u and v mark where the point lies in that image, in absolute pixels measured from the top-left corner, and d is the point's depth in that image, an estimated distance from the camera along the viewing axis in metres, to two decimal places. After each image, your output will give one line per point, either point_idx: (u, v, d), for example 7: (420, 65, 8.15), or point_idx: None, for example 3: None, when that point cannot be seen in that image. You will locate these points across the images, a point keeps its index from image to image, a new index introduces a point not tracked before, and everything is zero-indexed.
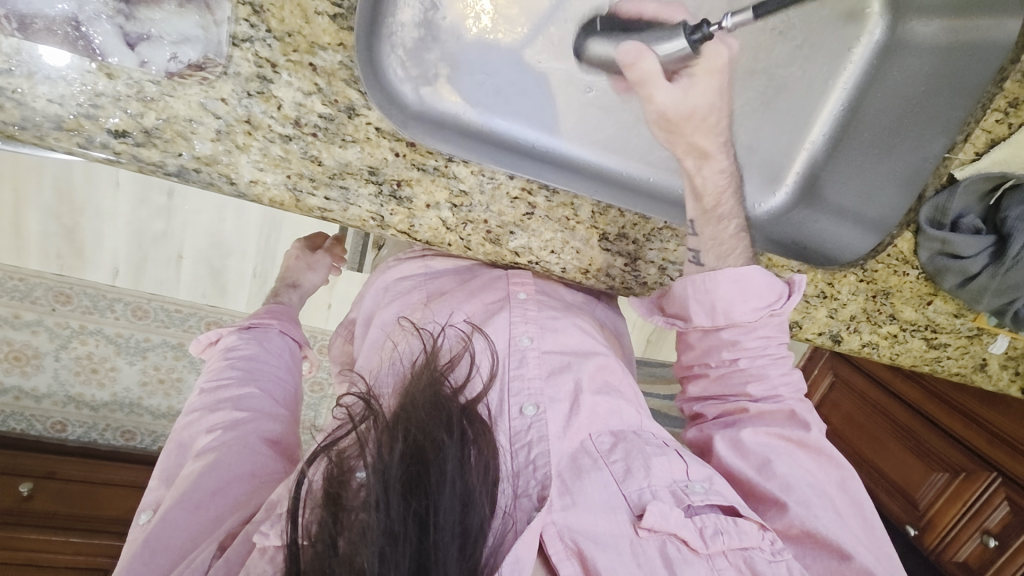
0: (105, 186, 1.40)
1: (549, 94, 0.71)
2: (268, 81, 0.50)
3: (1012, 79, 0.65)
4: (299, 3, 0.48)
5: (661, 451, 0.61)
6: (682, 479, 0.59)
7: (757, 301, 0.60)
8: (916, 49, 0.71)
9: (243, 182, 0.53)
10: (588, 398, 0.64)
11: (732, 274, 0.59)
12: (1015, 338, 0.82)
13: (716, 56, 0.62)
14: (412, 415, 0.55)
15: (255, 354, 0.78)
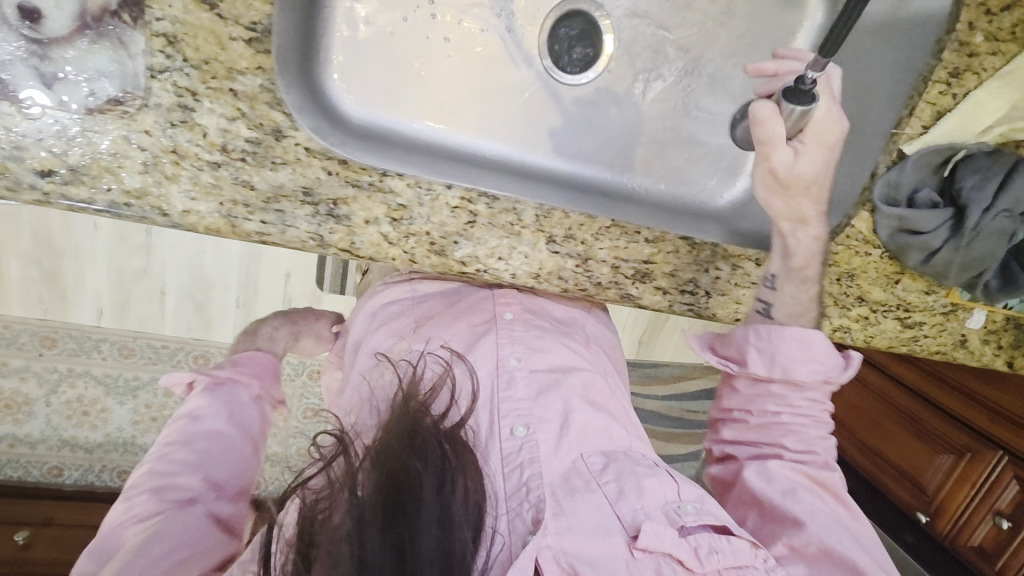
0: (82, 231, 1.43)
1: (489, 103, 0.74)
2: (190, 110, 0.50)
3: (949, 50, 0.64)
4: (212, 31, 0.48)
5: (652, 472, 0.59)
6: (674, 500, 0.57)
7: (815, 366, 0.63)
8: (859, 33, 0.69)
9: (176, 213, 0.53)
10: (578, 418, 0.62)
11: (799, 333, 0.63)
12: (992, 311, 0.81)
13: (831, 130, 0.58)
14: (383, 444, 0.53)
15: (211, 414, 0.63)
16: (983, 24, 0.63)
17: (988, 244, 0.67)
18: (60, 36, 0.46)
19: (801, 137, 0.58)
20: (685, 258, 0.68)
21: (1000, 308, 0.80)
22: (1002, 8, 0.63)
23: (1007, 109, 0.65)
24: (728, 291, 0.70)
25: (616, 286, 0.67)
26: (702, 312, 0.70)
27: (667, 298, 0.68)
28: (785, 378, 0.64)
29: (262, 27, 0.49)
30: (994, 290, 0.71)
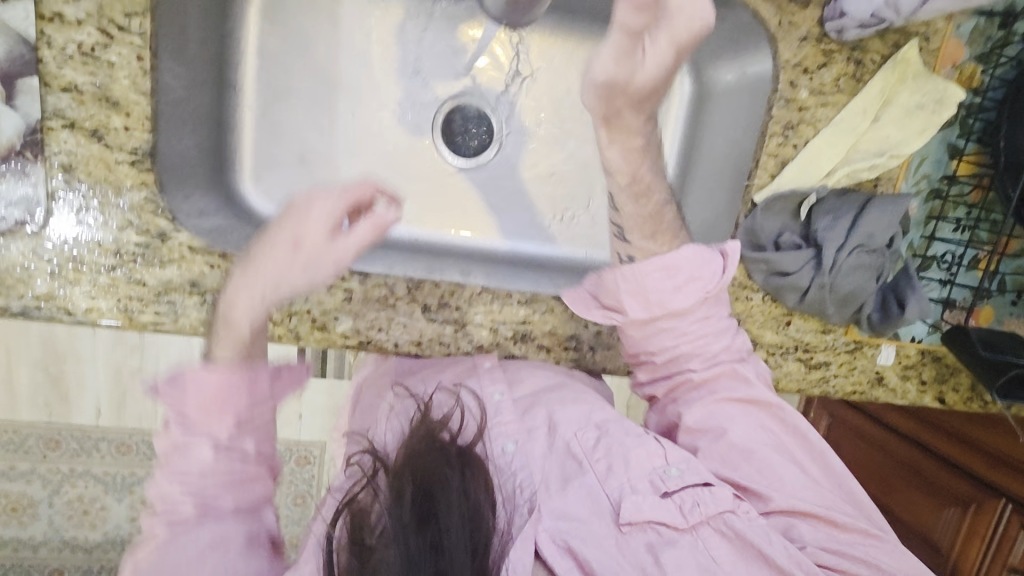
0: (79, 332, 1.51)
1: (395, 187, 0.86)
2: (86, 223, 0.59)
3: (778, 106, 0.69)
4: (101, 158, 0.59)
5: (639, 440, 0.65)
6: (660, 464, 0.64)
7: (690, 288, 0.64)
8: (718, 98, 0.76)
9: (80, 311, 0.61)
10: (562, 419, 0.67)
11: (660, 262, 0.64)
12: (903, 346, 0.80)
13: (690, 26, 0.50)
14: (421, 457, 0.60)
15: (251, 307, 0.56)
16: (805, 81, 0.68)
17: (865, 280, 0.69)
18: None
19: (652, 35, 0.51)
20: (561, 316, 0.71)
21: (909, 341, 0.80)
22: (819, 66, 0.68)
23: (846, 153, 0.70)
24: (613, 345, 0.73)
25: (498, 348, 0.71)
26: (590, 366, 0.73)
27: (552, 355, 0.72)
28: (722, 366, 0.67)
29: (142, 151, 0.59)
30: (877, 323, 0.72)
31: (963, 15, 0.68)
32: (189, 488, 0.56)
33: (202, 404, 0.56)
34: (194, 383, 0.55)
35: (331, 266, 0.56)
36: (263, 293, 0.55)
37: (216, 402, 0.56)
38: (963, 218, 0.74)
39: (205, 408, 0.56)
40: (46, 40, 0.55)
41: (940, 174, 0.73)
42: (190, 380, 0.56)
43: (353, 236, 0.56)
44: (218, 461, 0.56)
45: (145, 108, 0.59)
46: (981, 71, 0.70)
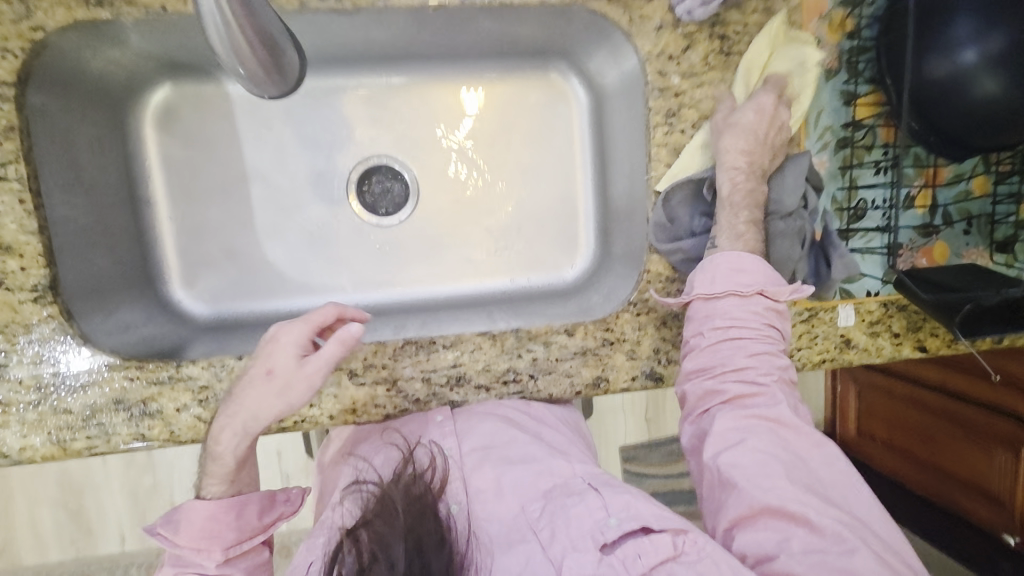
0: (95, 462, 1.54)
1: (323, 254, 0.86)
2: (3, 367, 0.61)
3: (654, 97, 0.69)
4: (5, 303, 0.61)
5: (580, 499, 0.59)
6: (601, 518, 0.56)
7: (746, 284, 0.65)
8: (613, 95, 0.79)
9: (14, 451, 0.62)
10: (510, 477, 0.65)
11: (733, 259, 0.65)
12: (861, 302, 0.76)
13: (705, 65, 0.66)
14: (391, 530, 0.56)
15: (235, 437, 0.59)
16: (673, 67, 0.68)
17: (790, 248, 0.67)
18: None
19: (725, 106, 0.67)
20: (492, 351, 0.70)
21: (866, 297, 0.75)
22: (683, 49, 0.68)
23: None
24: (553, 368, 0.71)
25: (435, 398, 0.69)
26: (536, 396, 0.71)
27: (492, 393, 0.70)
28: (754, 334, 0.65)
29: (42, 286, 0.61)
30: (813, 287, 0.69)
31: None
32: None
33: (193, 540, 0.58)
34: (189, 513, 0.59)
35: (302, 385, 0.59)
36: (246, 423, 0.59)
37: (207, 535, 0.58)
38: (880, 160, 0.71)
39: (196, 539, 0.58)
40: None
41: (843, 122, 0.71)
42: (184, 517, 0.59)
43: (315, 356, 0.59)
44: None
45: (36, 245, 0.61)
46: (851, 15, 0.68)
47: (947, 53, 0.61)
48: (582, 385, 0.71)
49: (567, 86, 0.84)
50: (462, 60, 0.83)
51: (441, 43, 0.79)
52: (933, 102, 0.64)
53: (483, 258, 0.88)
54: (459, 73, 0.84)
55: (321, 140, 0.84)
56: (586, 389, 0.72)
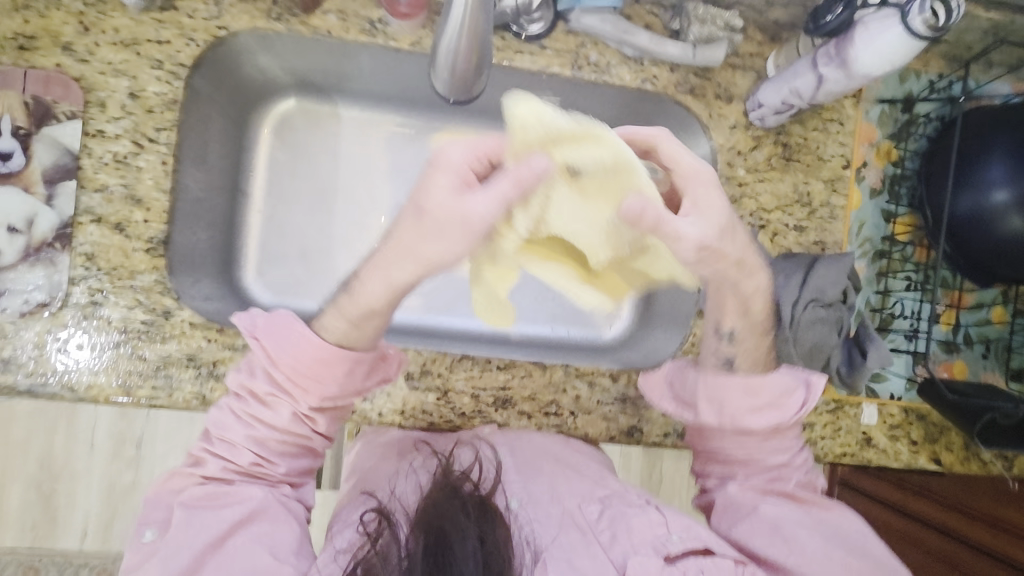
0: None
1: None
2: (99, 304, 0.66)
3: (721, 183, 0.78)
4: (120, 247, 0.67)
5: (643, 511, 0.62)
6: (662, 533, 0.59)
7: (769, 415, 0.64)
8: None
9: (82, 386, 0.65)
10: (564, 484, 0.66)
11: (743, 382, 0.64)
12: (885, 404, 0.80)
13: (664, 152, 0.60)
14: (429, 508, 0.56)
15: (383, 285, 0.56)
16: (740, 161, 0.78)
17: (827, 334, 0.73)
18: (8, 263, 0.64)
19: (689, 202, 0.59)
20: (540, 380, 0.74)
21: (889, 399, 0.80)
22: (751, 148, 0.78)
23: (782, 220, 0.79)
24: (593, 409, 0.75)
25: (480, 415, 0.73)
26: (573, 433, 0.74)
27: (533, 421, 0.74)
28: (774, 424, 0.64)
29: (157, 240, 0.68)
30: (846, 376, 0.75)
31: (869, 103, 0.79)
32: (255, 437, 0.57)
33: (292, 370, 0.57)
34: (292, 335, 0.57)
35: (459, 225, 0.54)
36: (404, 267, 0.55)
37: (309, 374, 0.57)
38: (912, 276, 0.79)
39: (295, 370, 0.57)
40: (87, 151, 0.66)
41: (881, 236, 0.80)
42: (286, 336, 0.57)
43: (485, 193, 0.54)
44: (292, 423, 0.58)
45: (164, 203, 0.68)
46: (896, 148, 0.80)
47: (978, 191, 0.70)
48: (616, 431, 0.75)
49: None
50: None
51: None
52: (962, 234, 0.73)
53: (529, 304, 0.91)
54: None
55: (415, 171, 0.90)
56: (619, 436, 0.75)
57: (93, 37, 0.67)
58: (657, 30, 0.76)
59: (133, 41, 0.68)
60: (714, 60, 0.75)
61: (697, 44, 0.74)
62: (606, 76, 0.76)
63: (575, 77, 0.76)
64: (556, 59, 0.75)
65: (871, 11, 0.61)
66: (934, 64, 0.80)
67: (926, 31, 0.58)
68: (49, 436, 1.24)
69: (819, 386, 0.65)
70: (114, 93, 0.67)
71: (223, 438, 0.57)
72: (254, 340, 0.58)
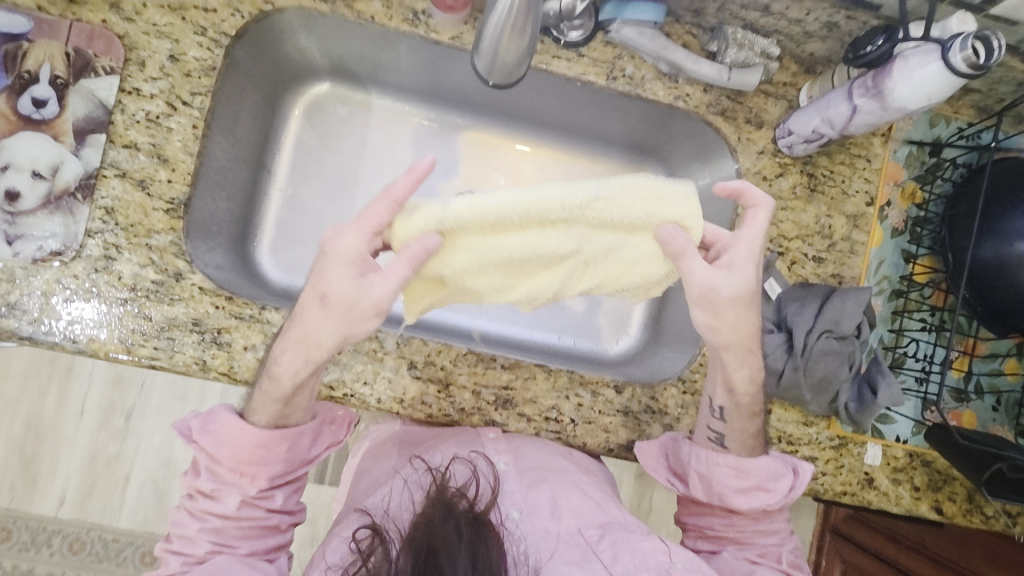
0: (8, 404, 1.24)
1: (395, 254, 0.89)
2: (112, 259, 0.65)
3: (743, 207, 0.78)
4: (140, 204, 0.67)
5: (646, 537, 0.64)
6: (665, 561, 0.61)
7: (754, 497, 0.69)
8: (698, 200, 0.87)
9: (83, 340, 0.63)
10: (561, 500, 0.67)
11: (734, 462, 0.69)
12: (889, 446, 0.78)
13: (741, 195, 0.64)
14: (423, 528, 0.55)
15: (299, 361, 0.58)
16: (765, 187, 0.78)
17: (838, 366, 0.72)
18: (28, 208, 0.64)
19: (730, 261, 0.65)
20: (544, 385, 0.73)
21: (895, 441, 0.79)
22: (776, 175, 0.78)
23: (801, 249, 0.78)
24: (594, 419, 0.73)
25: (479, 413, 0.71)
26: (571, 441, 0.73)
27: (532, 425, 0.72)
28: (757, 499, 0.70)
29: (178, 201, 0.68)
30: (855, 413, 0.73)
31: (899, 142, 0.80)
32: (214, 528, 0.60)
33: (235, 461, 0.60)
34: (227, 430, 0.60)
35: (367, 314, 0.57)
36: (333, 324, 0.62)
37: (253, 462, 0.60)
38: (927, 319, 0.79)
39: (239, 460, 0.60)
40: (121, 107, 0.67)
41: (899, 275, 0.79)
42: (221, 433, 0.60)
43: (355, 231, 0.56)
44: (242, 509, 0.61)
45: (190, 166, 0.68)
46: (921, 190, 0.80)
47: (1002, 240, 0.69)
48: (616, 444, 0.73)
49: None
50: (575, 136, 0.91)
51: (564, 116, 0.87)
52: (979, 281, 0.73)
53: (541, 308, 0.91)
54: (567, 145, 0.92)
55: (452, 166, 0.91)
56: (618, 449, 0.74)
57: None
58: (694, 49, 0.77)
59: (179, 6, 0.69)
60: (749, 85, 0.76)
61: (733, 67, 0.75)
62: (640, 89, 0.77)
63: (609, 87, 0.77)
64: (592, 67, 0.76)
65: (911, 45, 0.62)
66: (964, 113, 0.81)
67: (967, 69, 0.58)
68: (42, 397, 1.25)
69: (805, 475, 0.70)
70: (155, 54, 0.68)
71: (181, 536, 0.61)
72: (194, 442, 0.61)
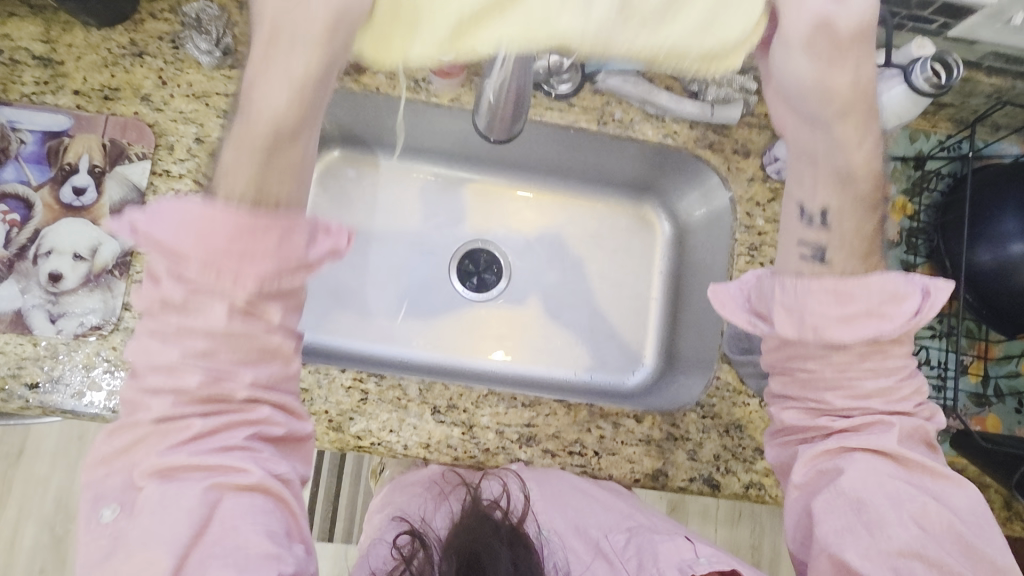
0: (39, 483, 1.26)
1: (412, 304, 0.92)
2: None
3: (742, 231, 0.81)
4: None
5: (669, 539, 0.65)
6: (690, 557, 0.62)
7: (863, 328, 0.54)
8: (697, 228, 0.91)
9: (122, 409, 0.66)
10: (587, 511, 0.69)
11: (834, 282, 0.54)
12: None
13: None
14: (459, 536, 0.61)
15: (292, 102, 0.48)
16: (760, 212, 0.81)
17: None
18: (70, 287, 0.69)
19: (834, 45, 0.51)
20: (564, 420, 0.74)
21: None
22: (769, 200, 0.82)
23: None
24: (617, 450, 0.74)
25: (504, 452, 0.73)
26: (597, 473, 0.74)
27: (557, 460, 0.73)
28: None
29: None
30: None
31: (883, 159, 0.83)
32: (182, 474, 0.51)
33: (203, 256, 0.48)
34: (177, 213, 0.48)
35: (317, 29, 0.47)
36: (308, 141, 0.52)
37: (229, 259, 0.48)
38: (936, 326, 0.80)
39: (197, 250, 0.48)
40: (153, 188, 0.72)
41: None
42: (189, 218, 0.48)
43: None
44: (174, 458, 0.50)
45: None
46: (911, 202, 0.83)
47: (996, 244, 0.72)
48: (641, 474, 0.74)
49: (656, 220, 0.97)
50: (573, 180, 0.96)
51: (561, 161, 0.92)
52: (979, 285, 0.74)
53: (555, 345, 0.93)
54: (566, 187, 0.97)
55: (460, 216, 0.96)
56: (644, 479, 0.74)
57: (169, 90, 0.74)
58: (677, 90, 0.82)
59: (203, 94, 0.75)
60: (731, 119, 0.81)
61: (715, 104, 0.80)
62: (630, 131, 0.82)
63: (601, 131, 0.82)
64: (583, 115, 0.81)
65: (877, 71, 0.67)
66: (942, 126, 0.85)
67: (929, 89, 0.62)
68: (72, 473, 1.27)
69: (938, 295, 0.55)
70: (182, 138, 0.74)
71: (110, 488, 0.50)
72: (140, 235, 0.50)
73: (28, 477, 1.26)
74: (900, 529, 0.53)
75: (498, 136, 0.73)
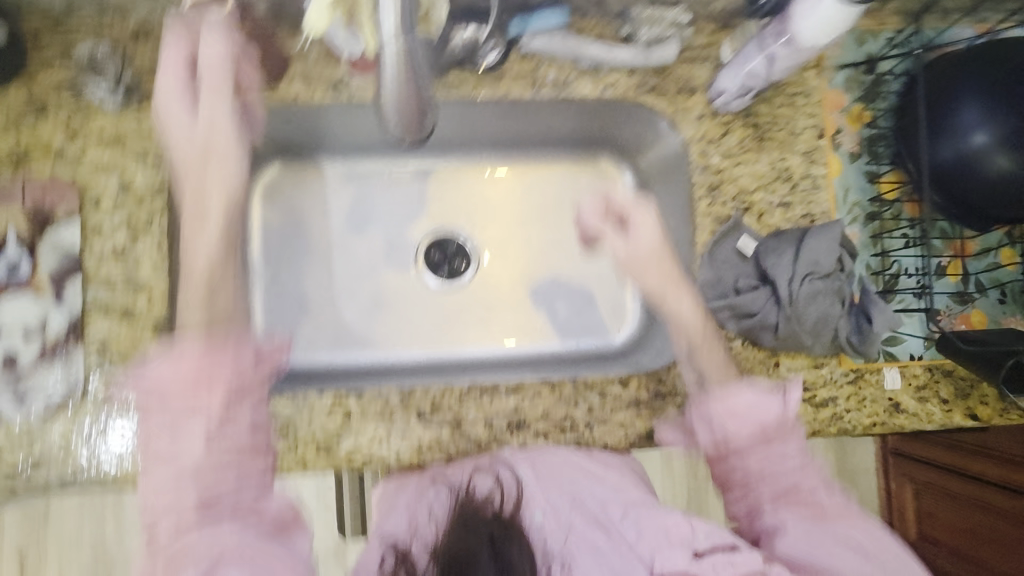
0: (71, 539, 1.29)
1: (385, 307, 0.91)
2: (116, 392, 0.68)
3: (699, 174, 0.79)
4: (129, 333, 0.70)
5: (670, 511, 0.61)
6: (687, 532, 0.58)
7: (756, 429, 0.67)
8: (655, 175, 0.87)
9: (110, 474, 0.67)
10: (580, 488, 0.64)
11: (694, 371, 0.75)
12: (904, 366, 0.78)
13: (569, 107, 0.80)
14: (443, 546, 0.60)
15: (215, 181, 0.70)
16: (713, 150, 0.79)
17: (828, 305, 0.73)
18: (28, 365, 0.68)
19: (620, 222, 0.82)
20: (550, 399, 0.74)
21: (910, 360, 0.78)
22: (721, 135, 0.79)
23: (765, 200, 0.79)
24: (608, 418, 0.75)
25: (496, 441, 0.73)
26: (592, 443, 0.74)
27: (550, 438, 0.74)
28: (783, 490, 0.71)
29: (163, 320, 0.70)
30: (859, 344, 0.75)
31: (833, 70, 0.79)
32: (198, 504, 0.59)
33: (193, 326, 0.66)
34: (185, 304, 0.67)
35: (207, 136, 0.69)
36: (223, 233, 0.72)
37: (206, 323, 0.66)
38: (910, 234, 0.78)
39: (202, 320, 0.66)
40: (88, 248, 0.70)
41: (870, 198, 0.79)
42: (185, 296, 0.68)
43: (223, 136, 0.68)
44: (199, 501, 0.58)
45: (164, 285, 0.71)
46: (867, 109, 0.79)
47: (956, 137, 0.69)
48: (635, 436, 0.75)
49: (610, 168, 0.90)
50: (521, 147, 0.91)
51: (507, 132, 0.88)
52: (947, 186, 0.72)
53: (536, 320, 0.92)
54: (513, 155, 0.91)
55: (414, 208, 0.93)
56: (638, 440, 0.75)
57: (81, 142, 0.71)
58: (608, 36, 0.78)
59: (117, 138, 0.72)
60: (668, 59, 0.77)
61: (649, 46, 0.77)
62: (567, 91, 0.79)
63: (537, 97, 0.78)
64: (514, 84, 0.77)
65: None
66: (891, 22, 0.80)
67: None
68: (101, 524, 1.29)
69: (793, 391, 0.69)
70: (106, 190, 0.71)
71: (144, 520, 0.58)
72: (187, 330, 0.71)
73: (59, 535, 1.29)
74: (847, 530, 0.61)
75: (414, 142, 0.67)
